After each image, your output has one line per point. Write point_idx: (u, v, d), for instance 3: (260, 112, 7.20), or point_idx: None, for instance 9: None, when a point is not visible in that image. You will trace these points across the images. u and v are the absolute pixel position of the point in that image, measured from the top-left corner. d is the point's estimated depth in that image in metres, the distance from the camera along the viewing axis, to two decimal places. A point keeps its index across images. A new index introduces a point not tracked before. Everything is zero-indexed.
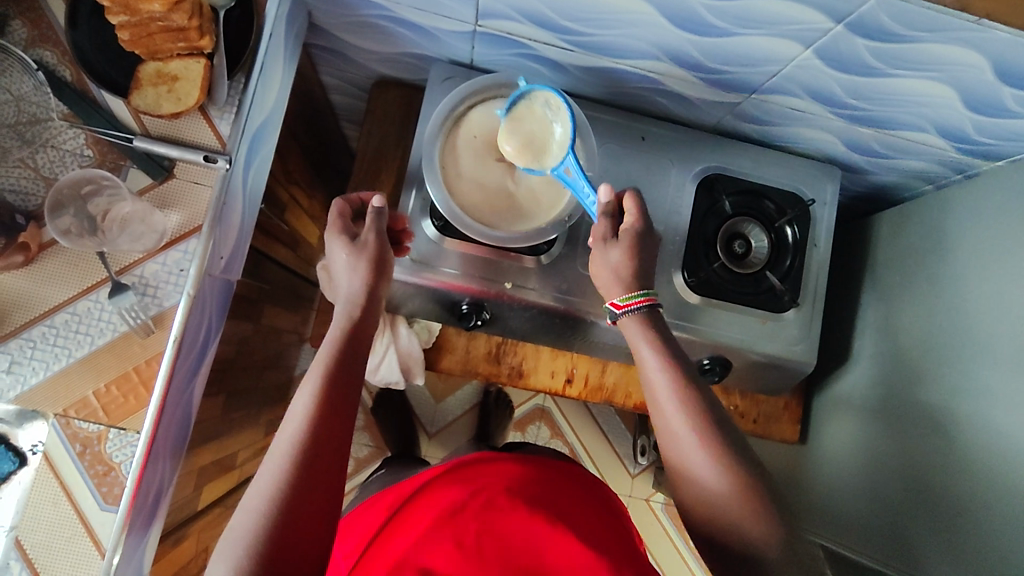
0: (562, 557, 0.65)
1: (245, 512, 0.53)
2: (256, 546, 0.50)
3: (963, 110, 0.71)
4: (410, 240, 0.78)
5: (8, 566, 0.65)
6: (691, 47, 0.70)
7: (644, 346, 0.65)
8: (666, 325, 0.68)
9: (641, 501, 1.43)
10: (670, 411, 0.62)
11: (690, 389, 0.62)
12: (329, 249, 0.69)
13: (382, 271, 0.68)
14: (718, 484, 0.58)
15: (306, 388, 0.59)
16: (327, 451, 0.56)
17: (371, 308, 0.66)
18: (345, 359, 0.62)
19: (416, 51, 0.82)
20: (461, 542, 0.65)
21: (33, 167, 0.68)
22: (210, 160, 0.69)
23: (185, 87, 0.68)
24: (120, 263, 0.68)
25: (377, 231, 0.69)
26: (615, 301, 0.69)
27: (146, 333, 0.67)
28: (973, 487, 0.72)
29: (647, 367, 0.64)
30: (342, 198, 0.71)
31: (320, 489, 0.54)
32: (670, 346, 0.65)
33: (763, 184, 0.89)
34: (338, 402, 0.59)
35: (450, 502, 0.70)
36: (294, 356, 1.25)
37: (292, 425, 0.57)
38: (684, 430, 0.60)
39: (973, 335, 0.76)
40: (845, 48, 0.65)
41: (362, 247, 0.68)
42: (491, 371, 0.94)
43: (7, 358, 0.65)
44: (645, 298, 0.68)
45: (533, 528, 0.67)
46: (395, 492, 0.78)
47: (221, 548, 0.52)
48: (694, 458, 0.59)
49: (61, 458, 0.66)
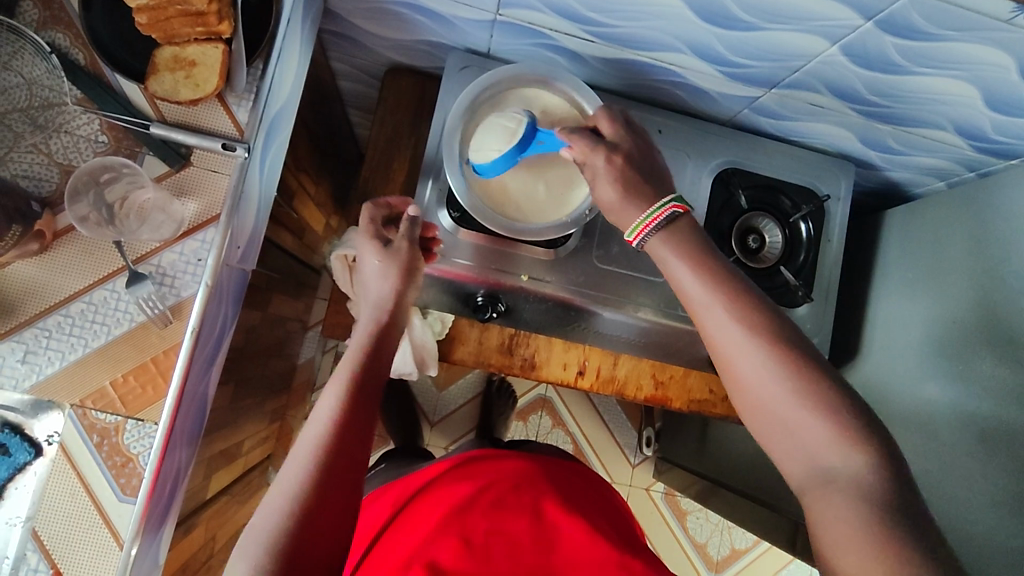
0: (573, 555, 0.65)
1: (267, 509, 0.52)
2: (279, 545, 0.50)
3: (983, 108, 0.71)
4: (438, 244, 0.78)
5: (25, 557, 0.65)
6: (716, 39, 0.70)
7: (677, 266, 0.60)
8: (695, 233, 0.62)
9: (641, 490, 1.45)
10: (729, 342, 0.57)
11: (737, 304, 0.57)
12: (361, 253, 0.70)
13: (411, 280, 0.69)
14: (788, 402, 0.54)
15: (332, 388, 0.59)
16: (349, 450, 0.56)
17: (397, 311, 0.67)
18: (367, 359, 0.62)
19: (433, 39, 0.81)
20: (470, 539, 0.64)
21: (46, 152, 0.67)
22: (228, 148, 0.69)
23: (203, 73, 0.66)
24: (137, 252, 0.67)
25: (411, 238, 0.71)
26: (628, 237, 0.63)
27: (163, 324, 0.67)
28: (985, 485, 0.73)
29: (686, 289, 0.59)
30: (373, 206, 0.73)
31: (345, 490, 0.54)
32: (707, 260, 0.59)
33: (779, 179, 0.89)
34: (361, 402, 0.59)
35: (457, 499, 0.69)
36: (298, 344, 1.24)
37: (318, 423, 0.57)
38: (743, 347, 0.56)
39: (987, 332, 0.77)
40: (872, 45, 0.65)
41: (395, 253, 0.69)
42: (503, 362, 0.94)
43: (22, 347, 0.65)
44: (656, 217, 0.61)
45: (542, 531, 0.67)
46: (401, 487, 0.77)
47: (240, 545, 0.51)
48: (761, 377, 0.55)
49: (77, 449, 0.66)
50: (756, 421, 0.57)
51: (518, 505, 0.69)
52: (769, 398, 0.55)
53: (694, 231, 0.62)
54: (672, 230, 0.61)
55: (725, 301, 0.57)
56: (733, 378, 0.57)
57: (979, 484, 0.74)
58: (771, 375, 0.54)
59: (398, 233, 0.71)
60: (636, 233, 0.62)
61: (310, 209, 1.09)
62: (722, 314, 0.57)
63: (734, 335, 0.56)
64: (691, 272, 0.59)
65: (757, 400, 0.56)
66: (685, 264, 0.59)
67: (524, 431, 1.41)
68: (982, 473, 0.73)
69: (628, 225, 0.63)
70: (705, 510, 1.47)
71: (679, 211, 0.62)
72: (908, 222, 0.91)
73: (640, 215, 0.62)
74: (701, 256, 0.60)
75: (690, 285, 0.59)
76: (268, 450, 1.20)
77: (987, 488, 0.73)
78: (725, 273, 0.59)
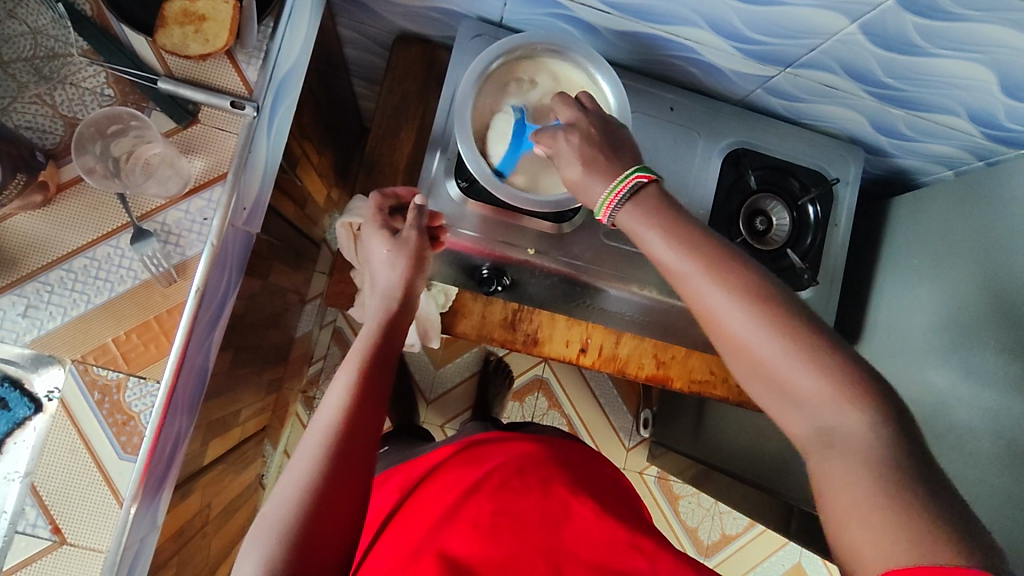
0: (583, 539, 0.63)
1: (279, 496, 0.51)
2: (291, 523, 0.49)
3: (997, 93, 0.71)
4: (445, 233, 0.77)
5: (23, 511, 0.65)
6: (733, 14, 0.69)
7: (648, 232, 0.59)
8: (666, 199, 0.60)
9: (635, 474, 1.46)
10: (716, 303, 0.55)
11: (717, 262, 0.56)
12: (372, 246, 0.70)
13: (420, 268, 0.69)
14: (781, 361, 0.52)
15: (343, 374, 0.59)
16: (364, 430, 0.56)
17: (407, 300, 0.67)
18: (379, 347, 0.62)
19: (445, 6, 0.80)
20: (475, 524, 0.63)
21: (50, 103, 0.65)
22: (237, 107, 0.68)
23: (213, 28, 0.65)
24: (142, 208, 0.66)
25: (418, 226, 0.69)
26: (601, 216, 0.62)
27: (168, 282, 0.66)
28: (982, 474, 0.74)
29: (657, 253, 0.58)
30: (379, 195, 0.73)
31: (358, 465, 0.54)
32: (676, 221, 0.58)
33: (789, 161, 0.89)
34: (375, 382, 0.59)
35: (463, 484, 0.67)
36: (296, 317, 1.23)
37: (331, 402, 0.56)
38: (726, 308, 0.54)
39: (994, 319, 0.77)
40: (892, 25, 0.64)
41: (402, 242, 0.69)
42: (506, 337, 0.92)
43: (23, 301, 0.64)
44: (625, 183, 0.60)
45: (549, 512, 0.65)
46: (404, 473, 0.75)
47: (254, 530, 0.50)
48: (755, 341, 0.53)
49: (77, 405, 0.65)
50: (780, 405, 0.53)
51: (524, 486, 0.68)
52: (783, 368, 0.52)
53: (664, 199, 0.60)
54: (640, 203, 0.59)
55: (711, 267, 0.55)
56: (738, 348, 0.55)
57: (984, 469, 0.74)
58: (770, 339, 0.52)
59: (406, 222, 0.70)
60: (603, 210, 0.61)
61: (313, 179, 1.08)
62: (694, 268, 0.56)
63: (716, 296, 0.55)
64: (664, 240, 0.58)
65: (753, 359, 0.53)
66: (654, 224, 0.58)
67: (520, 411, 1.41)
68: (978, 460, 0.75)
69: (596, 200, 0.61)
70: (697, 495, 1.48)
71: (648, 180, 0.60)
72: (916, 209, 0.91)
73: (604, 189, 0.61)
74: (673, 221, 0.58)
75: (669, 254, 0.58)
76: (264, 421, 1.20)
77: (985, 475, 0.74)
78: (699, 233, 0.58)
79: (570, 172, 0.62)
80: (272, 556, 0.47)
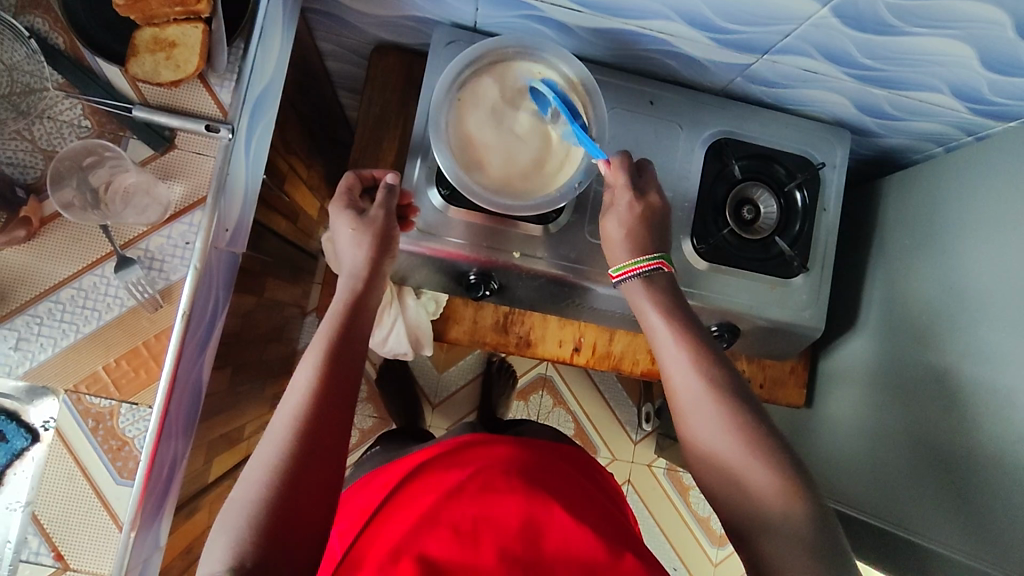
0: (560, 544, 0.63)
1: (246, 484, 0.51)
2: (258, 516, 0.49)
3: (979, 68, 0.70)
4: (416, 214, 0.78)
5: (26, 540, 0.66)
6: (703, 4, 0.68)
7: (649, 309, 0.69)
8: (669, 289, 0.71)
9: (643, 466, 1.45)
10: (680, 376, 0.64)
11: (692, 343, 0.65)
12: (334, 224, 0.69)
13: (386, 249, 0.68)
14: (723, 440, 0.60)
15: (308, 358, 0.58)
16: (334, 415, 0.56)
17: (372, 280, 0.66)
18: (343, 334, 0.61)
19: (418, 14, 0.80)
20: (457, 529, 0.63)
21: (29, 138, 0.66)
22: (211, 130, 0.69)
23: (184, 54, 0.65)
24: (125, 237, 0.68)
25: (386, 208, 0.69)
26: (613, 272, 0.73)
27: (154, 308, 0.67)
28: (982, 453, 0.73)
29: (653, 327, 0.68)
30: (354, 174, 0.72)
31: (326, 462, 0.53)
32: (674, 307, 0.68)
33: (774, 149, 0.88)
34: (337, 370, 0.58)
35: (447, 486, 0.68)
36: (297, 329, 1.24)
37: (292, 399, 0.55)
38: (688, 384, 0.63)
39: (989, 296, 0.76)
40: (864, 7, 0.63)
41: (369, 221, 0.68)
42: (498, 340, 0.93)
43: (14, 335, 0.65)
44: (650, 264, 0.71)
45: (532, 520, 0.65)
46: (392, 472, 0.75)
47: (220, 521, 0.50)
48: (704, 422, 0.61)
49: (74, 435, 0.66)
50: (716, 483, 0.60)
51: (508, 488, 0.68)
52: (722, 445, 0.60)
53: (671, 288, 0.70)
54: (650, 285, 0.70)
55: (686, 346, 0.65)
56: (685, 424, 0.63)
57: (984, 448, 0.73)
58: (716, 420, 0.60)
59: (374, 202, 0.70)
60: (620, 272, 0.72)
61: (303, 193, 1.08)
62: (679, 352, 0.65)
63: (692, 380, 0.63)
64: (658, 316, 0.68)
65: (702, 441, 0.61)
66: (658, 313, 0.68)
67: (525, 411, 1.42)
68: (975, 440, 0.74)
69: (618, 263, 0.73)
70: None
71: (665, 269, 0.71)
72: (907, 188, 0.90)
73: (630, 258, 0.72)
74: (672, 308, 0.68)
75: (659, 331, 0.67)
76: None
77: (985, 453, 0.73)
78: (694, 334, 0.66)
79: (613, 230, 0.73)
80: (238, 547, 0.47)
